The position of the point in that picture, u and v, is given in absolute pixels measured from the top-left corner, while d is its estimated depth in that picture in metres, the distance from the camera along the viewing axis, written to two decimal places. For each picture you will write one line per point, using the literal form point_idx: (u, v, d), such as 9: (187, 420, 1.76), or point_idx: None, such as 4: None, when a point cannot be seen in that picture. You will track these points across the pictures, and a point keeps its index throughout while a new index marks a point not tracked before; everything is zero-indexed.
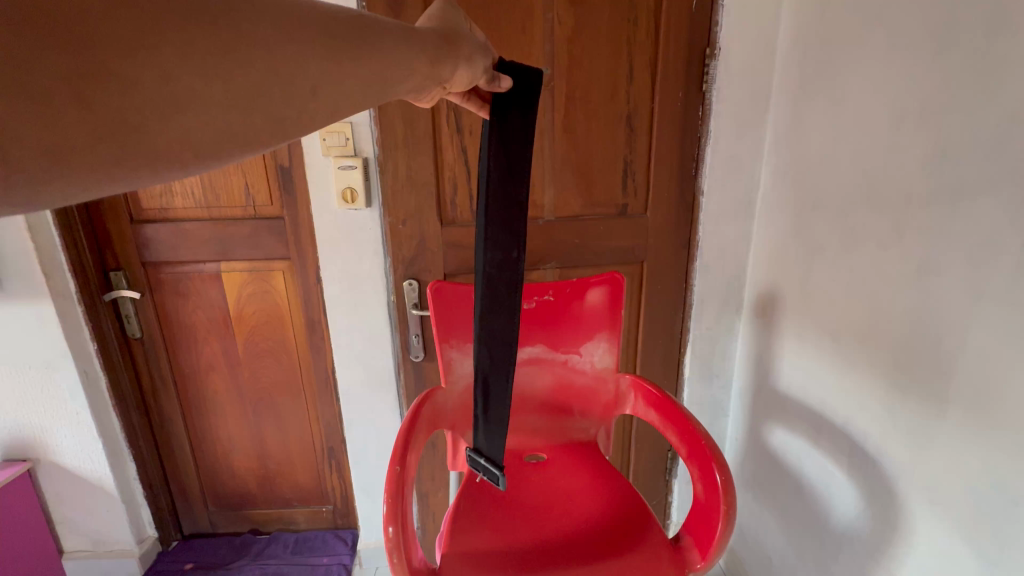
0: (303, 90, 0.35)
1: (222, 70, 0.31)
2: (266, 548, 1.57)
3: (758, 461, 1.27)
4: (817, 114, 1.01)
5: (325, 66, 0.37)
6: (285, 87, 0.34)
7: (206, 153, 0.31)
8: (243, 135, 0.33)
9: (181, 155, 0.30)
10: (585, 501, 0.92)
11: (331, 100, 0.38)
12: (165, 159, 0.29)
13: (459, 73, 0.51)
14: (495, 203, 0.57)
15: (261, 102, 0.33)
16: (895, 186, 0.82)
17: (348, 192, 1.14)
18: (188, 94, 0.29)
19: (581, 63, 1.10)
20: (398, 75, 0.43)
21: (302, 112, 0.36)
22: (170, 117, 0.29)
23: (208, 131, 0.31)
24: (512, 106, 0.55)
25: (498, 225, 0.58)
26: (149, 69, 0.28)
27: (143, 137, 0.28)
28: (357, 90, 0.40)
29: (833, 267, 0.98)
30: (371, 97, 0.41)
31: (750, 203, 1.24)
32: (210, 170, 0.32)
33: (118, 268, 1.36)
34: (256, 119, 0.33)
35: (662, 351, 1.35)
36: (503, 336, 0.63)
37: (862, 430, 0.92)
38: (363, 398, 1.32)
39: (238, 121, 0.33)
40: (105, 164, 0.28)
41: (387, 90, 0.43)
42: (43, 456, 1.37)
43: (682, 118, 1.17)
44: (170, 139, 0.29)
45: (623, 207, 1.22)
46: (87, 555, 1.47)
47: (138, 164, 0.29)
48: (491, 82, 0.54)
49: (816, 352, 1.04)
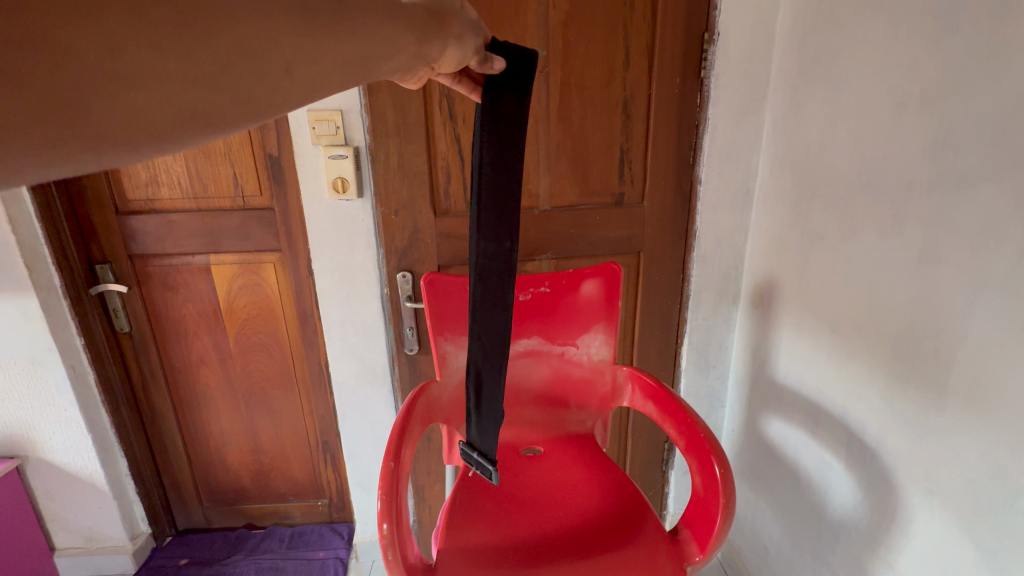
0: (276, 68, 0.35)
1: (181, 45, 0.31)
2: (262, 543, 1.56)
3: (755, 451, 1.27)
4: (816, 101, 0.99)
5: (302, 42, 0.36)
6: (253, 62, 0.34)
7: (164, 132, 0.32)
8: (207, 113, 0.33)
9: (136, 135, 0.31)
10: (582, 494, 0.91)
11: (307, 80, 0.37)
12: (117, 139, 0.31)
13: (447, 53, 0.48)
14: (487, 189, 0.56)
15: (227, 78, 0.33)
16: (895, 174, 0.81)
17: (339, 182, 1.11)
18: (138, 66, 0.29)
19: (576, 48, 1.08)
20: (382, 54, 0.42)
21: (273, 91, 0.36)
22: (120, 94, 0.30)
23: (165, 110, 0.31)
24: (506, 89, 0.53)
25: (491, 213, 0.57)
26: (94, 40, 0.28)
27: (89, 112, 0.29)
28: (335, 69, 0.39)
29: (831, 257, 0.97)
30: (350, 79, 0.41)
31: (747, 192, 1.22)
32: (168, 150, 0.33)
33: (104, 261, 1.33)
34: (222, 98, 0.33)
35: (659, 342, 1.34)
36: (498, 329, 0.61)
37: (860, 420, 0.91)
38: (357, 392, 1.31)
39: (200, 100, 0.32)
40: (48, 144, 0.29)
41: (368, 71, 0.42)
42: (32, 453, 1.34)
43: (680, 105, 1.15)
44: (121, 117, 0.30)
45: (620, 195, 1.20)
46: (80, 552, 1.45)
47: (89, 143, 0.30)
48: (483, 64, 0.51)
49: (813, 343, 1.04)
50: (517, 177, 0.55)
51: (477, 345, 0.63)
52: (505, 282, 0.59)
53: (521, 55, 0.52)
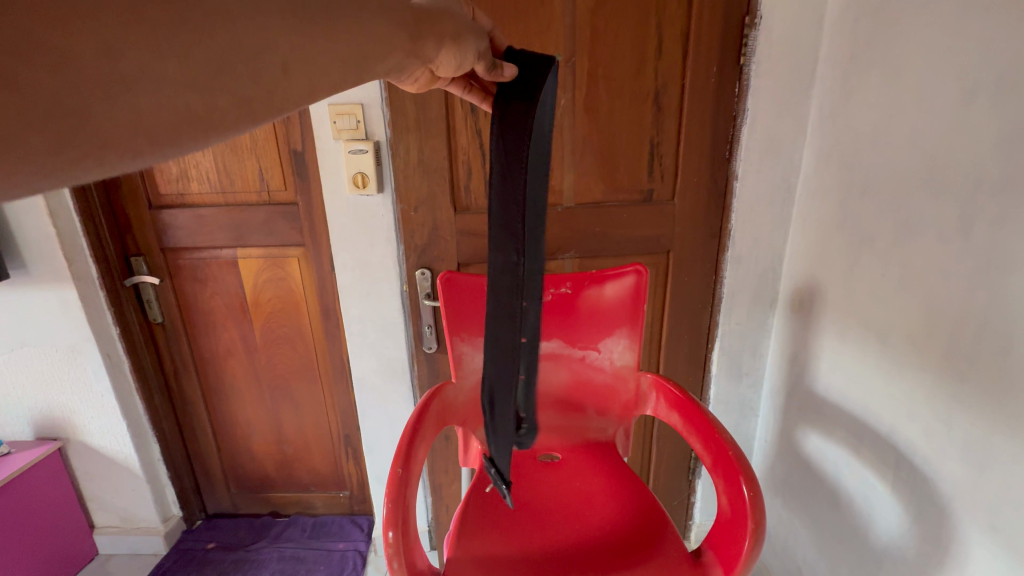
0: (271, 66, 0.40)
1: (178, 48, 0.34)
2: (285, 531, 1.60)
3: (790, 466, 1.19)
4: (870, 89, 0.91)
5: (296, 41, 0.41)
6: (249, 63, 0.39)
7: (162, 130, 0.35)
8: (208, 115, 0.37)
9: (136, 138, 0.34)
10: (600, 506, 0.87)
11: (302, 78, 0.42)
12: (117, 142, 0.33)
13: (447, 55, 0.55)
14: (496, 205, 0.61)
15: (223, 78, 0.37)
16: (961, 170, 0.73)
17: (359, 177, 1.10)
18: (138, 70, 0.33)
19: (605, 37, 1.02)
20: (373, 53, 0.48)
21: (271, 90, 0.41)
22: (118, 96, 0.33)
23: (164, 111, 0.35)
24: (512, 96, 0.58)
25: (499, 226, 0.62)
26: (92, 40, 0.31)
27: (90, 112, 0.32)
28: (332, 68, 0.44)
29: (882, 260, 0.89)
30: (345, 75, 0.46)
31: (788, 189, 1.14)
32: (166, 151, 0.36)
33: (138, 253, 1.37)
34: (220, 99, 0.38)
35: (688, 346, 1.27)
36: (506, 346, 0.67)
37: (910, 442, 0.83)
38: (376, 389, 1.30)
39: (197, 101, 0.36)
40: (44, 149, 0.31)
41: (361, 70, 0.48)
42: (73, 435, 1.41)
43: (716, 96, 1.07)
44: (120, 120, 0.33)
45: (648, 192, 1.14)
46: (116, 531, 1.51)
47: (90, 148, 0.33)
48: (492, 70, 0.59)
49: (859, 353, 0.95)
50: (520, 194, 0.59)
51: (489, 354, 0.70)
52: (513, 295, 0.63)
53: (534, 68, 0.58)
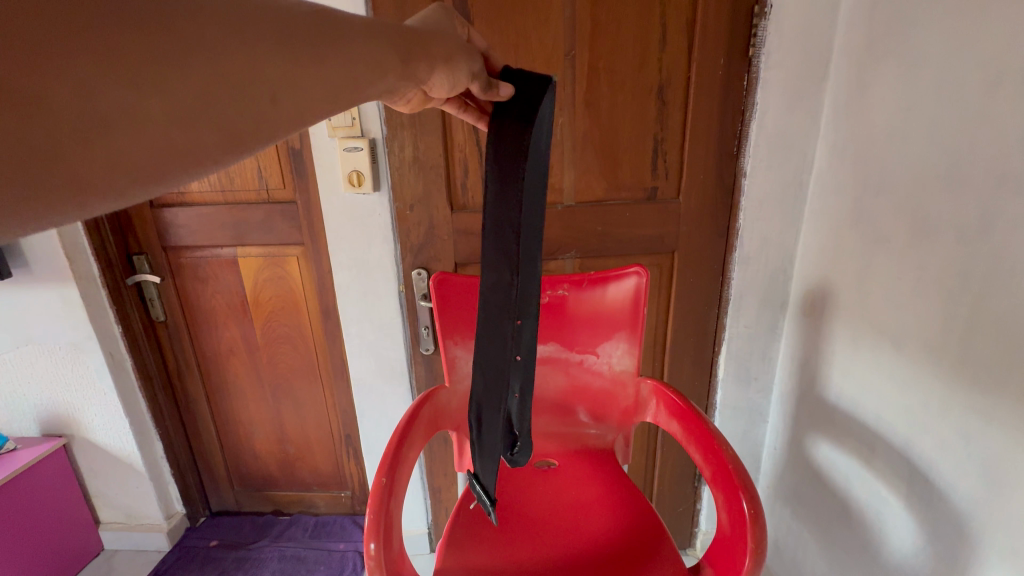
0: (261, 96, 0.35)
1: (158, 83, 0.29)
2: (287, 530, 1.60)
3: (799, 475, 1.14)
4: (887, 80, 0.85)
5: (286, 68, 0.36)
6: (237, 94, 0.34)
7: (141, 175, 0.30)
8: (197, 152, 0.32)
9: (116, 182, 0.29)
10: (595, 516, 0.84)
11: (295, 106, 0.37)
12: (95, 188, 0.29)
13: (437, 75, 0.52)
14: (490, 224, 0.59)
15: (209, 112, 0.32)
16: (985, 167, 0.68)
17: (354, 176, 1.07)
18: (113, 109, 0.28)
19: (606, 29, 0.98)
20: (368, 76, 0.43)
21: (260, 122, 0.35)
22: (94, 139, 0.28)
23: (144, 153, 0.30)
24: (509, 115, 0.57)
25: (495, 247, 0.60)
26: (62, 80, 0.27)
27: (62, 162, 0.27)
28: (324, 94, 0.39)
29: (898, 262, 0.83)
30: (339, 99, 0.41)
31: (799, 186, 1.09)
32: (151, 193, 0.31)
33: (140, 252, 1.37)
34: (206, 134, 0.32)
35: (693, 348, 1.23)
36: (496, 362, 0.64)
37: (927, 456, 0.78)
38: (375, 390, 1.28)
39: (181, 137, 0.31)
40: (9, 202, 0.26)
41: (356, 93, 0.43)
42: (77, 432, 1.42)
43: (723, 89, 1.02)
44: (96, 167, 0.29)
45: (652, 190, 1.10)
46: (121, 527, 1.53)
47: (66, 193, 0.28)
48: (487, 89, 0.57)
49: (872, 360, 0.90)
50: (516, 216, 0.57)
51: (479, 373, 0.67)
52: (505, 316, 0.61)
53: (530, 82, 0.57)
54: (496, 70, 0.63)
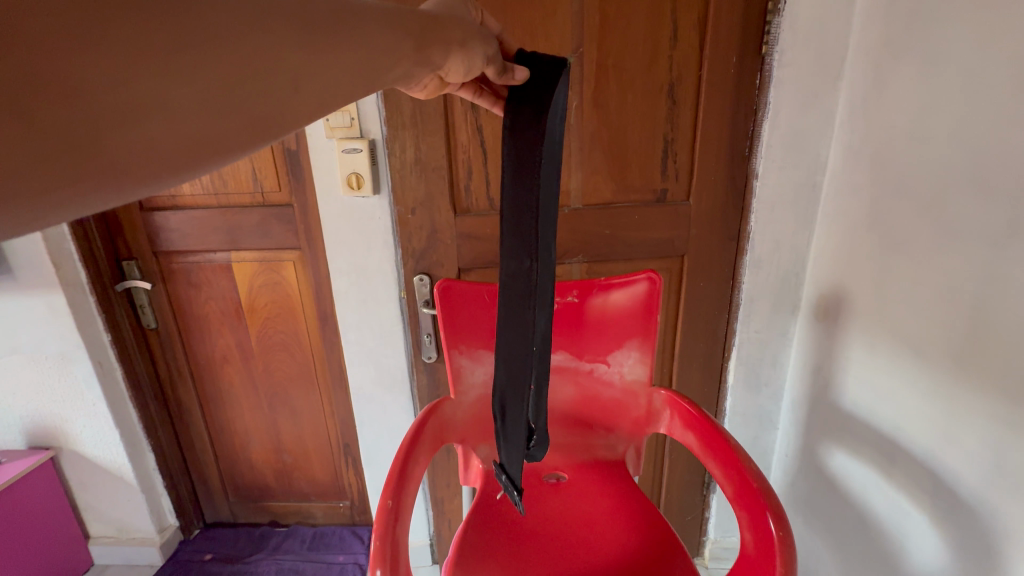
0: (287, 83, 0.33)
1: (189, 71, 0.28)
2: (284, 542, 1.56)
3: (812, 485, 1.11)
4: (907, 79, 0.82)
5: (311, 54, 0.35)
6: (264, 81, 0.32)
7: (176, 165, 0.28)
8: (229, 141, 0.31)
9: (150, 172, 0.27)
10: (609, 533, 0.81)
11: (319, 93, 0.36)
12: (129, 179, 0.27)
13: (453, 60, 0.50)
14: (508, 209, 0.57)
15: (237, 100, 0.31)
16: (1013, 170, 0.64)
17: (354, 178, 1.03)
18: (146, 98, 0.26)
19: (615, 25, 0.95)
20: (388, 62, 0.42)
21: (285, 110, 0.34)
22: (127, 130, 0.26)
23: (176, 143, 0.28)
24: (524, 99, 0.54)
25: (512, 235, 0.57)
26: (94, 65, 0.25)
27: (99, 149, 0.25)
28: (347, 81, 0.38)
29: (918, 267, 0.81)
30: (362, 86, 0.40)
31: (812, 188, 1.06)
32: (182, 181, 0.29)
33: (130, 257, 1.32)
34: (235, 122, 0.31)
35: (702, 354, 1.20)
36: (518, 351, 0.62)
37: (951, 470, 0.75)
38: (375, 399, 1.24)
39: (212, 126, 0.30)
40: (39, 195, 0.24)
41: (376, 79, 0.41)
42: (66, 444, 1.37)
43: (735, 88, 0.99)
44: (129, 157, 0.26)
45: (661, 192, 1.07)
46: (112, 541, 1.48)
47: (100, 184, 0.26)
48: (503, 74, 0.55)
49: (891, 368, 0.87)
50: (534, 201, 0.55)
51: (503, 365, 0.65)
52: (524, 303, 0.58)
53: (545, 67, 0.55)
54: (510, 54, 0.61)
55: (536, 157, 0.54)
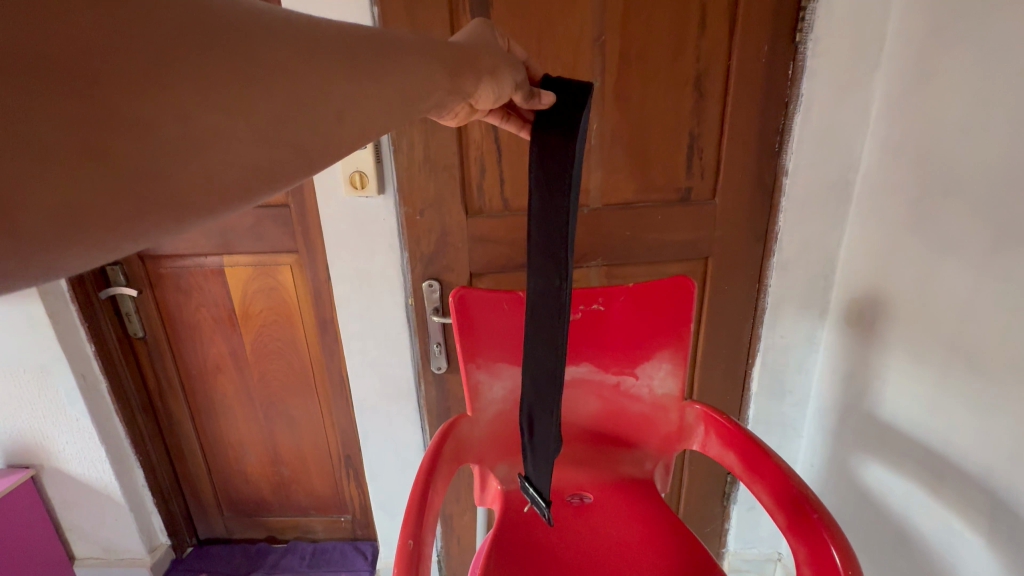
0: (329, 116, 0.31)
1: (244, 103, 0.26)
2: (282, 559, 1.49)
3: (844, 497, 1.06)
4: (957, 70, 0.77)
5: (352, 89, 0.32)
6: (313, 112, 0.30)
7: (232, 196, 0.26)
8: (274, 170, 0.29)
9: (209, 200, 0.25)
10: (644, 559, 0.74)
11: (359, 125, 0.33)
12: (192, 208, 0.25)
13: (483, 87, 0.46)
14: (536, 228, 0.56)
15: (287, 131, 0.29)
16: None
17: (357, 176, 0.96)
18: (207, 130, 0.25)
19: (639, 13, 0.88)
20: (422, 93, 0.38)
21: (329, 141, 0.31)
22: (188, 160, 0.24)
23: (232, 172, 0.26)
24: (553, 123, 0.53)
25: (539, 249, 0.56)
26: (164, 98, 0.23)
27: (158, 183, 0.23)
28: (384, 113, 0.35)
29: (971, 271, 0.75)
30: (398, 117, 0.36)
31: (845, 186, 1.00)
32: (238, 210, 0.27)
33: (114, 263, 1.24)
34: (283, 151, 0.29)
35: (725, 360, 1.14)
36: (549, 369, 0.59)
37: (1013, 490, 0.70)
38: (380, 411, 1.17)
39: (265, 156, 0.28)
40: (99, 227, 0.22)
41: (412, 110, 0.38)
42: (47, 463, 1.28)
43: (766, 80, 0.93)
44: (191, 188, 0.25)
45: (685, 190, 1.00)
46: (98, 563, 1.39)
47: (162, 214, 0.24)
48: (530, 99, 0.52)
49: (940, 379, 0.82)
50: (563, 216, 0.52)
51: (530, 381, 0.63)
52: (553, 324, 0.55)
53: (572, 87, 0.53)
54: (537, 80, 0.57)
55: (565, 171, 0.52)
